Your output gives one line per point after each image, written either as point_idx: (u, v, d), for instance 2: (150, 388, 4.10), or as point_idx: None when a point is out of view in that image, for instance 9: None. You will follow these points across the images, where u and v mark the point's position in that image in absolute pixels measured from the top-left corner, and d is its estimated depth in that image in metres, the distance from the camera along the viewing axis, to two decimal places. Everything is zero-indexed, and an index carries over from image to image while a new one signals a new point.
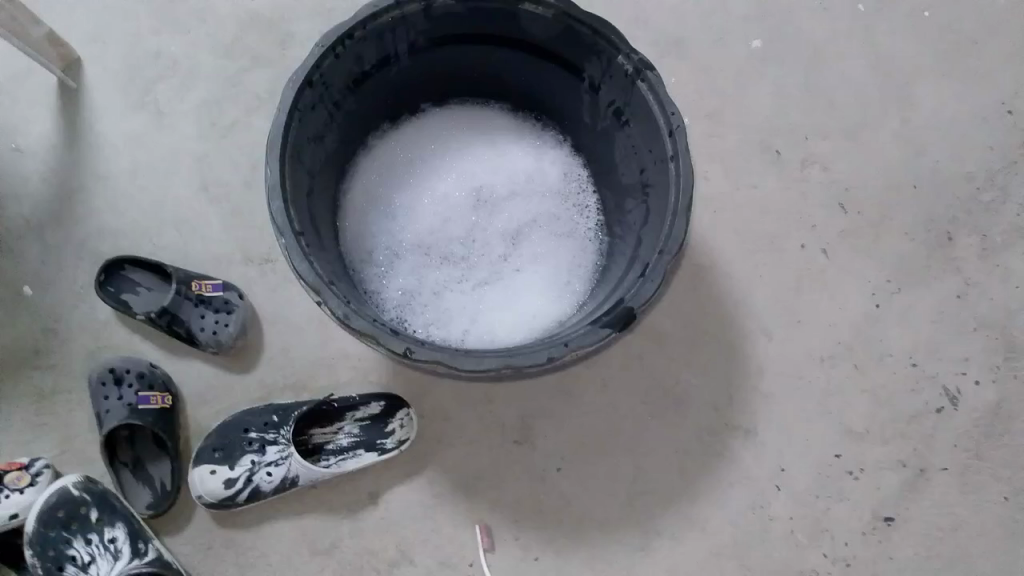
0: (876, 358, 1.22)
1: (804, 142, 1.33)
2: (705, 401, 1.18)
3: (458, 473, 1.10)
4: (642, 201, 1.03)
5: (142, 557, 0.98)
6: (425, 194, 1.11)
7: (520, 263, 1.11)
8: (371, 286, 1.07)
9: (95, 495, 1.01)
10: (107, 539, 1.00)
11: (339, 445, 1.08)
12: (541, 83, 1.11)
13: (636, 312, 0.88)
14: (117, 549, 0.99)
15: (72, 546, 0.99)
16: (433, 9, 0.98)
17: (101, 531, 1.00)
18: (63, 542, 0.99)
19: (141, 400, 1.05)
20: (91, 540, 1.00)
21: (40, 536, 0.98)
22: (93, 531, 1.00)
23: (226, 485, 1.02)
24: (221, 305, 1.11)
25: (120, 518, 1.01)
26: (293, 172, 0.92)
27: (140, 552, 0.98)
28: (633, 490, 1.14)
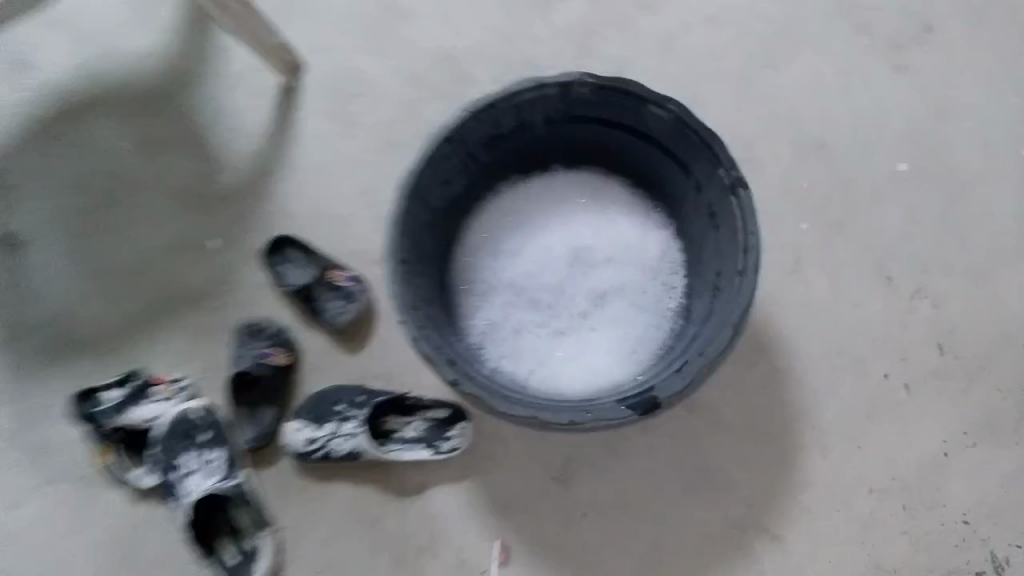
0: (928, 505, 1.23)
1: (921, 274, 1.32)
2: (742, 494, 1.24)
3: (498, 491, 1.24)
4: (711, 301, 1.13)
5: (230, 478, 1.22)
6: (531, 242, 1.26)
7: (597, 324, 1.22)
8: (463, 311, 1.23)
9: (209, 423, 1.26)
10: (208, 457, 1.24)
11: (405, 436, 1.25)
12: (657, 169, 1.22)
13: (659, 403, 1.01)
14: (213, 466, 1.23)
15: (182, 454, 1.24)
16: (569, 92, 1.12)
17: (206, 449, 1.25)
18: (178, 449, 1.25)
19: (266, 355, 1.29)
20: (197, 455, 1.24)
21: (164, 441, 1.25)
22: (201, 447, 1.25)
23: (307, 441, 1.24)
24: (348, 293, 1.32)
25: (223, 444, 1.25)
26: (414, 207, 1.11)
27: (230, 474, 1.23)
28: (648, 555, 1.22)
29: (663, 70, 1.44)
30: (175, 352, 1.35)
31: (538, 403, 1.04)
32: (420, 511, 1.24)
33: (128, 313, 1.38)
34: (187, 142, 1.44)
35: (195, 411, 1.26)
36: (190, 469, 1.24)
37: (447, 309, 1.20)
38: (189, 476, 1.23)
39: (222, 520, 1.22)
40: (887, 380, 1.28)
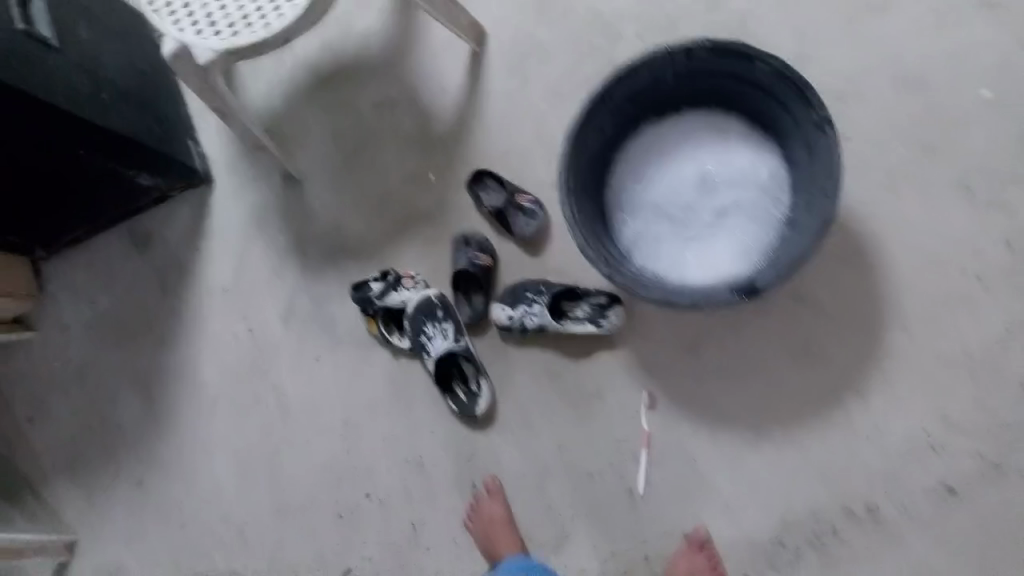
0: (992, 373, 1.56)
1: (1001, 187, 1.60)
2: (835, 362, 1.62)
3: (646, 358, 1.71)
4: (806, 214, 1.50)
5: (460, 342, 1.76)
6: (668, 170, 1.66)
7: (719, 233, 1.62)
8: (617, 225, 1.65)
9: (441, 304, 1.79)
10: (443, 327, 1.77)
11: (576, 315, 1.74)
12: (766, 109, 1.57)
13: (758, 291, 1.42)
14: (447, 333, 1.76)
15: (426, 324, 1.77)
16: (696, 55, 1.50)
17: (442, 321, 1.77)
18: (422, 321, 1.77)
19: (475, 257, 1.79)
20: (436, 325, 1.77)
21: (413, 317, 1.78)
22: (438, 320, 1.77)
23: (506, 317, 1.75)
24: (531, 212, 1.79)
25: (452, 318, 1.78)
26: (581, 148, 1.54)
27: (459, 339, 1.76)
28: (759, 405, 1.64)
29: (783, 17, 1.72)
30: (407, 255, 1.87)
31: (673, 292, 1.48)
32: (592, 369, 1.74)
33: (368, 228, 1.88)
34: (409, 100, 1.91)
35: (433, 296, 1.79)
36: (432, 335, 1.77)
37: (605, 223, 1.62)
38: (431, 339, 1.77)
39: (455, 371, 1.78)
40: (966, 274, 1.59)
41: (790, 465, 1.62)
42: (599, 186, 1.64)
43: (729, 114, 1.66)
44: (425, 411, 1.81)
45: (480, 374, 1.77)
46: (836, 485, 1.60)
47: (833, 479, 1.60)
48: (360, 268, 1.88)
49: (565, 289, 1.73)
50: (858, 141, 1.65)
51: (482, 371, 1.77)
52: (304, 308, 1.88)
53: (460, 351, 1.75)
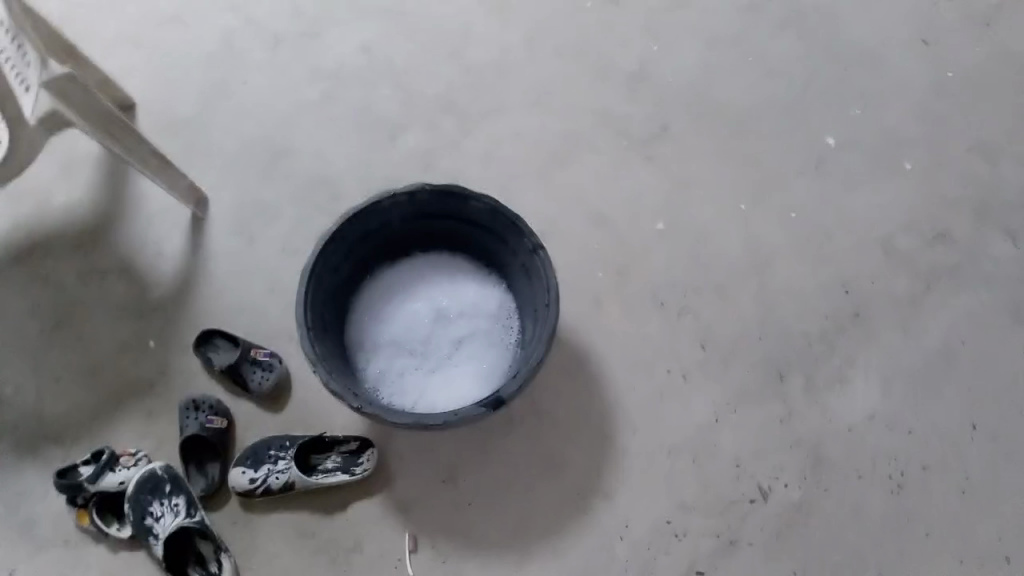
0: (711, 457, 1.76)
1: (684, 297, 1.86)
2: (580, 471, 1.73)
3: (406, 499, 1.67)
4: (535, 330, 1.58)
5: (194, 517, 1.58)
6: (404, 309, 1.71)
7: (459, 363, 1.67)
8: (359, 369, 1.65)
9: (170, 477, 1.60)
10: (173, 503, 1.58)
11: (327, 466, 1.65)
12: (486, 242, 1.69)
13: (503, 400, 1.44)
14: (179, 509, 1.58)
15: (152, 504, 1.58)
16: (415, 196, 1.58)
17: (171, 496, 1.58)
18: (148, 501, 1.58)
19: (207, 421, 1.65)
20: (164, 503, 1.58)
21: (133, 497, 1.58)
22: (166, 496, 1.58)
23: (250, 480, 1.61)
24: (267, 365, 1.71)
25: (183, 492, 1.59)
26: (314, 290, 1.52)
27: (193, 514, 1.58)
28: (520, 525, 1.68)
29: (489, 169, 1.92)
30: (126, 431, 1.69)
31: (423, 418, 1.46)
32: (350, 523, 1.65)
33: (77, 406, 1.70)
34: (122, 266, 1.80)
35: (158, 469, 1.61)
36: (158, 514, 1.57)
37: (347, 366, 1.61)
38: (160, 519, 1.57)
39: (191, 553, 1.59)
40: (674, 375, 1.81)
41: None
42: (335, 329, 1.62)
43: (455, 254, 1.75)
44: None
45: (219, 551, 1.59)
46: None
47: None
48: (74, 453, 1.68)
49: (311, 440, 1.65)
50: (567, 271, 1.87)
51: (222, 548, 1.59)
52: (4, 508, 1.64)
53: (194, 527, 1.56)
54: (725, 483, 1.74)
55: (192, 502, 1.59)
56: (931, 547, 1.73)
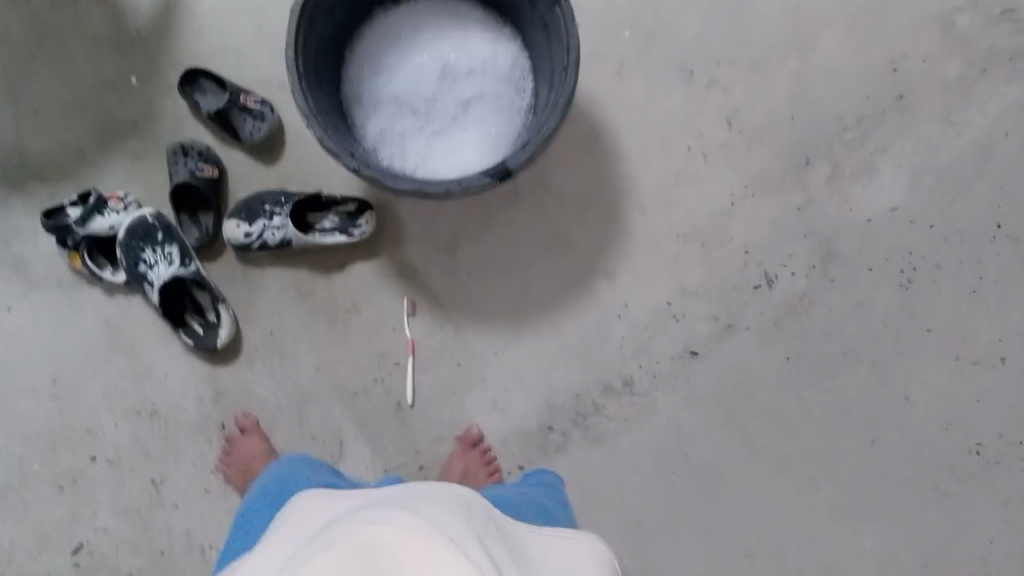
0: (718, 242, 1.70)
1: (715, 66, 1.71)
2: (583, 247, 1.69)
3: (404, 264, 1.65)
4: (547, 95, 1.45)
5: (189, 268, 1.54)
6: (407, 62, 1.57)
7: (465, 126, 1.56)
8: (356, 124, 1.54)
9: (161, 225, 1.55)
10: (166, 252, 1.53)
11: (324, 226, 1.61)
12: None
13: (511, 171, 1.34)
14: (172, 259, 1.54)
15: (144, 252, 1.53)
16: None
17: (164, 245, 1.53)
18: (140, 248, 1.53)
19: (197, 170, 1.57)
20: (156, 251, 1.53)
21: (126, 244, 1.53)
22: (158, 245, 1.53)
23: (245, 236, 1.57)
24: (258, 114, 1.59)
25: (176, 242, 1.55)
26: (305, 33, 1.37)
27: (187, 265, 1.54)
28: (519, 297, 1.67)
29: None
30: (114, 176, 1.63)
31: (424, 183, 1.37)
32: (348, 283, 1.64)
33: (57, 144, 1.62)
34: None
35: (149, 217, 1.55)
36: (152, 264, 1.53)
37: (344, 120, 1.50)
38: (153, 267, 1.53)
39: (188, 302, 1.59)
40: (691, 154, 1.70)
41: (552, 352, 1.68)
42: (332, 80, 1.49)
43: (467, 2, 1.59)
44: (161, 349, 1.61)
45: (217, 302, 1.58)
46: (595, 363, 1.68)
47: (591, 358, 1.68)
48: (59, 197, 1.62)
49: (308, 198, 1.59)
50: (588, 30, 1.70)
51: (220, 299, 1.58)
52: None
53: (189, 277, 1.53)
54: (731, 269, 1.71)
55: (187, 253, 1.55)
56: (930, 342, 1.73)
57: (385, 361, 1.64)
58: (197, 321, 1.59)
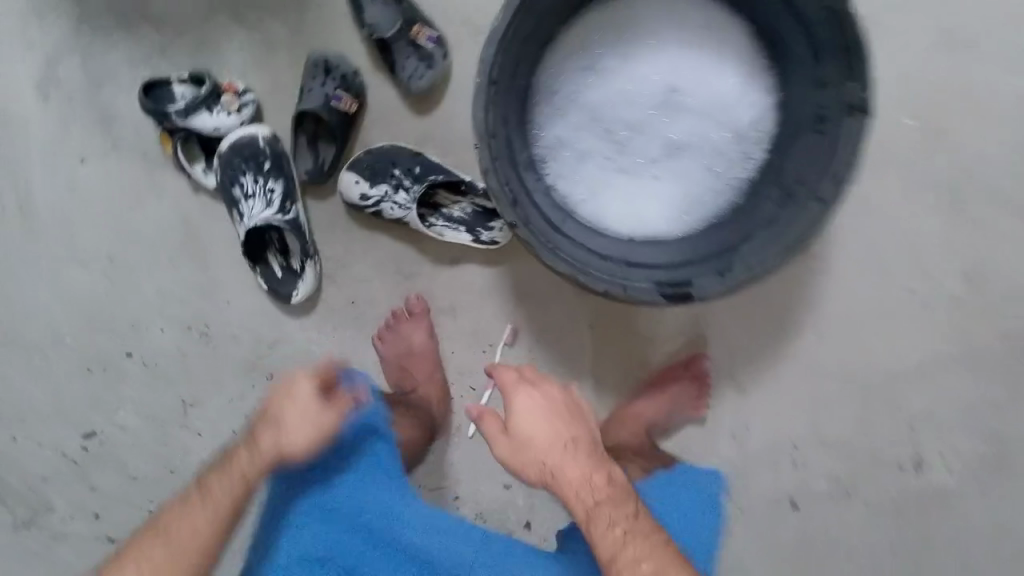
0: (885, 401, 1.40)
1: (989, 204, 1.34)
2: (729, 347, 1.40)
3: (523, 284, 1.40)
4: (777, 196, 1.17)
5: (285, 215, 1.30)
6: (627, 71, 1.25)
7: (658, 171, 1.27)
8: (535, 122, 1.25)
9: (273, 152, 1.31)
10: (268, 188, 1.30)
11: (451, 215, 1.36)
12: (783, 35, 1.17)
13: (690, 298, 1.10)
14: (271, 198, 1.30)
15: (243, 177, 1.30)
16: None
17: (267, 179, 1.30)
18: (239, 171, 1.30)
19: (335, 98, 1.29)
20: (257, 182, 1.30)
21: (226, 158, 1.30)
22: (261, 175, 1.30)
23: (362, 197, 1.32)
24: (426, 57, 1.29)
25: (282, 178, 1.31)
26: (518, 24, 1.07)
27: (285, 210, 1.31)
28: (634, 370, 1.42)
29: None
30: (239, 61, 1.34)
31: (580, 256, 1.14)
32: (455, 280, 1.41)
33: None
34: None
35: (262, 137, 1.29)
36: (248, 193, 1.30)
37: (524, 121, 1.22)
38: (247, 199, 1.30)
39: (275, 241, 1.36)
40: (907, 293, 1.37)
41: None
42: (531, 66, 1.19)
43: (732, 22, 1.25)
44: (231, 268, 1.42)
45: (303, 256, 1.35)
46: None
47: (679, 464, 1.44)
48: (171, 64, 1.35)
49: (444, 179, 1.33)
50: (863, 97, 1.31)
51: (307, 254, 1.35)
52: (85, 82, 1.37)
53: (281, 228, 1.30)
54: (884, 438, 1.41)
55: (288, 193, 1.31)
56: None
57: (460, 378, 1.44)
58: (279, 262, 1.38)
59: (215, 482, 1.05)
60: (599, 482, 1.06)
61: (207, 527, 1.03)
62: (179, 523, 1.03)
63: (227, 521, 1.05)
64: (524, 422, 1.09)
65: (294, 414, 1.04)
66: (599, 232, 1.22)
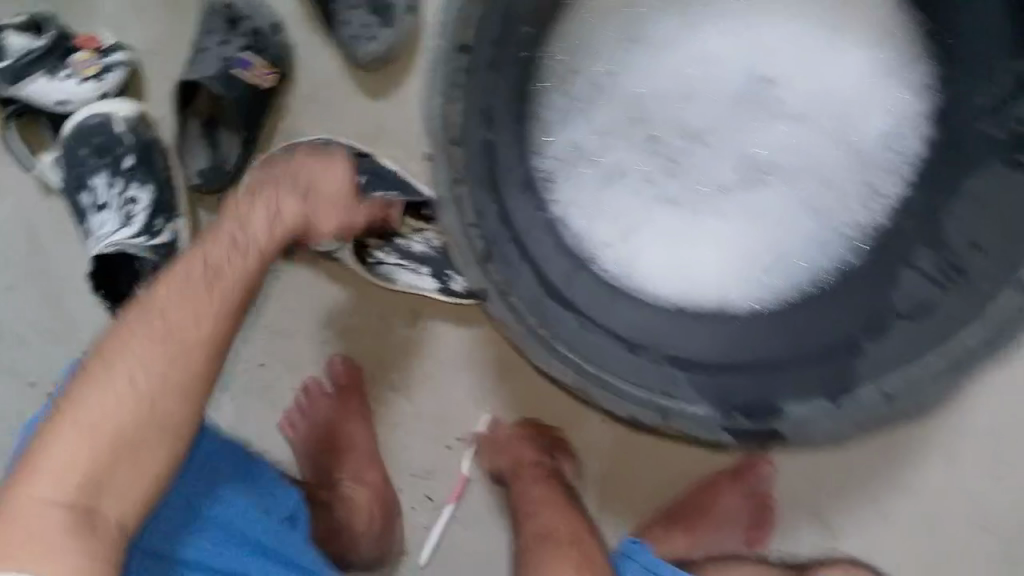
0: None
1: None
2: (810, 472, 0.93)
3: (509, 354, 0.97)
4: (927, 266, 0.71)
5: (152, 237, 0.89)
6: (692, 45, 0.78)
7: (728, 205, 0.80)
8: (539, 113, 0.77)
9: (138, 144, 0.91)
10: (128, 195, 0.91)
11: (410, 249, 0.91)
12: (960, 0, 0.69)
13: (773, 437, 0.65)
14: (130, 212, 0.90)
15: (95, 178, 0.91)
16: None
17: (127, 182, 0.91)
18: (87, 168, 0.91)
19: (238, 64, 0.86)
20: (114, 187, 0.91)
21: (68, 149, 0.91)
22: (119, 177, 0.91)
23: None
24: (382, 7, 0.85)
25: (151, 182, 0.91)
26: None
27: (152, 230, 0.89)
28: (663, 495, 0.95)
29: None
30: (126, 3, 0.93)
31: (602, 347, 0.67)
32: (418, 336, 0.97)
33: None
34: None
35: (121, 121, 0.90)
36: (98, 202, 0.90)
37: (520, 112, 0.74)
38: (97, 212, 0.91)
39: None
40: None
41: None
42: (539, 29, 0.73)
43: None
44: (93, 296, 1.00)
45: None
46: None
47: None
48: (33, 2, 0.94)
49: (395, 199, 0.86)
50: None
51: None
52: None
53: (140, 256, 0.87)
54: None
55: (160, 207, 0.91)
56: None
57: (414, 485, 0.99)
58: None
59: (140, 318, 0.69)
60: (545, 489, 0.91)
61: (189, 392, 0.68)
62: (127, 361, 0.67)
63: (188, 421, 0.68)
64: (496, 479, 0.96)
65: (321, 205, 0.77)
66: (627, 303, 0.76)
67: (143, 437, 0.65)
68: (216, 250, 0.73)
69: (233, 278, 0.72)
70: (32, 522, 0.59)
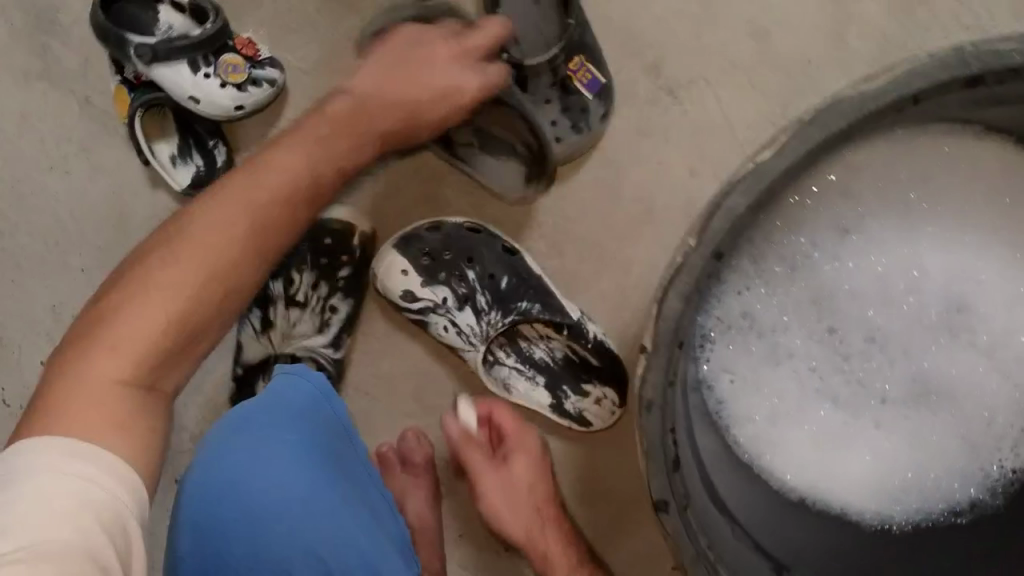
0: None
1: None
2: None
3: (590, 479, 0.91)
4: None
5: (335, 347, 0.90)
6: (896, 248, 0.73)
7: (886, 419, 0.77)
8: (731, 285, 0.72)
9: (360, 259, 0.89)
10: (330, 302, 0.89)
11: (529, 356, 0.88)
12: None
13: None
14: (326, 317, 0.90)
15: (298, 271, 0.90)
16: None
17: (333, 290, 0.89)
18: (298, 264, 0.89)
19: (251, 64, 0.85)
20: (317, 287, 0.89)
21: None
22: (328, 282, 0.89)
23: (405, 297, 0.85)
24: (576, 109, 0.82)
25: (354, 296, 0.90)
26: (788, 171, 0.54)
27: (338, 341, 0.90)
28: None
29: None
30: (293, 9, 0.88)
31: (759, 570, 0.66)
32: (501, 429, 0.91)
33: None
34: None
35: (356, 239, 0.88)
36: (299, 295, 0.90)
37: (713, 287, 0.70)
38: (292, 302, 0.90)
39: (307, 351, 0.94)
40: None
41: None
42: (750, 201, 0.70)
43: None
44: None
45: (345, 322, 0.90)
46: None
47: None
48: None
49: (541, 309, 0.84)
50: None
51: (351, 321, 0.90)
52: None
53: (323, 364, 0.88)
54: None
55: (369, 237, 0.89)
56: None
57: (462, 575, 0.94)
58: (303, 325, 0.90)
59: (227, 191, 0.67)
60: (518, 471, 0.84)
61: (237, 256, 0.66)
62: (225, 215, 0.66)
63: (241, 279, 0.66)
64: (496, 495, 0.82)
65: (402, 54, 0.76)
66: (778, 504, 0.74)
67: (183, 355, 0.64)
68: (374, 109, 0.74)
69: (278, 193, 0.68)
70: (104, 406, 0.58)
